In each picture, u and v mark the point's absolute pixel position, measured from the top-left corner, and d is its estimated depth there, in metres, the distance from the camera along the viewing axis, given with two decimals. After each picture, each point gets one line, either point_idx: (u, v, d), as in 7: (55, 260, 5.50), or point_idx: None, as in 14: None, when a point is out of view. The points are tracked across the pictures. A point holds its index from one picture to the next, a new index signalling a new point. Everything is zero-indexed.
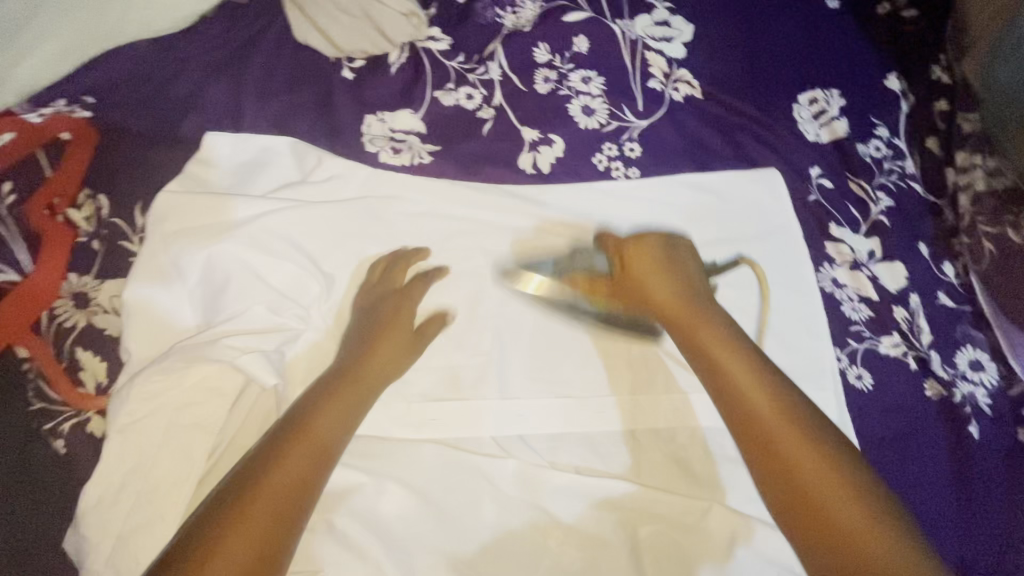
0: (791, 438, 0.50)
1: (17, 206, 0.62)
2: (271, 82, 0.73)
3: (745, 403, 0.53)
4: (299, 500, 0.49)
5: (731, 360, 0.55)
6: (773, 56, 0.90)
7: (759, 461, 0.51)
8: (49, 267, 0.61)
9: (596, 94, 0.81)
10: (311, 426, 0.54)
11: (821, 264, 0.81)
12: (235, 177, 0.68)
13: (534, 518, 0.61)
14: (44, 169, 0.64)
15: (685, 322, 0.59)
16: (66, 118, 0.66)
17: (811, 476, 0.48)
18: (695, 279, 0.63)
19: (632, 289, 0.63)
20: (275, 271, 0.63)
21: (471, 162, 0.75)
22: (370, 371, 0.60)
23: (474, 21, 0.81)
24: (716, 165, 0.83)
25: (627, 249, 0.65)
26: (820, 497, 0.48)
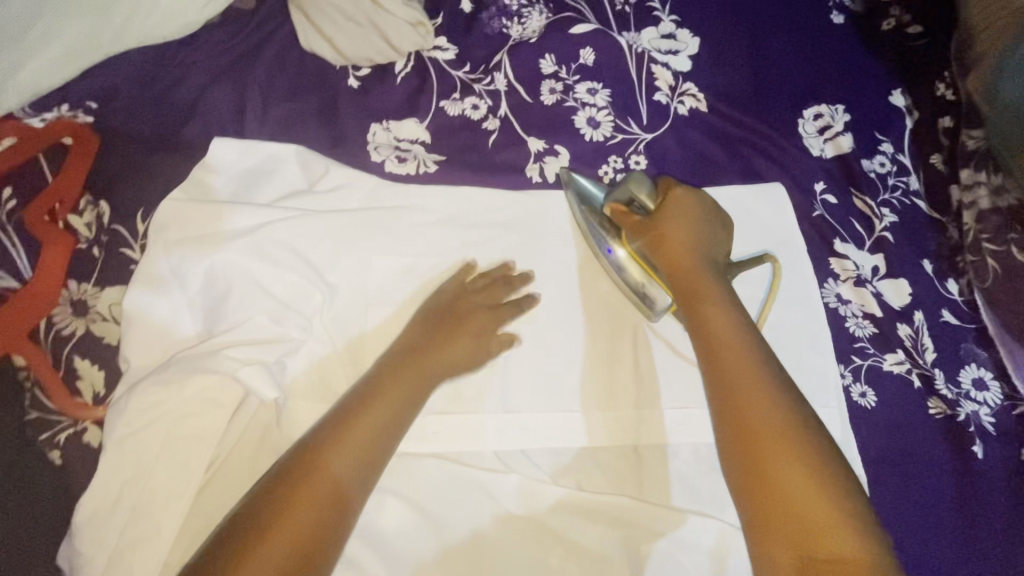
0: (760, 407, 0.53)
1: (15, 211, 0.61)
2: (276, 89, 0.72)
3: (722, 362, 0.57)
4: (331, 516, 0.49)
5: (721, 323, 0.59)
6: (778, 70, 0.90)
7: (726, 420, 0.55)
8: (49, 274, 0.60)
9: (602, 106, 0.81)
10: (346, 437, 0.53)
11: (825, 280, 0.81)
12: (238, 185, 0.67)
13: (536, 535, 0.60)
14: (46, 173, 0.63)
15: (688, 285, 0.62)
16: (69, 123, 0.65)
17: (773, 447, 0.52)
18: (713, 248, 0.65)
19: (655, 233, 0.64)
20: (277, 281, 0.63)
21: (476, 173, 0.74)
22: (402, 380, 0.58)
23: (480, 31, 0.81)
24: (721, 179, 0.83)
25: (674, 195, 0.65)
26: (775, 467, 0.51)
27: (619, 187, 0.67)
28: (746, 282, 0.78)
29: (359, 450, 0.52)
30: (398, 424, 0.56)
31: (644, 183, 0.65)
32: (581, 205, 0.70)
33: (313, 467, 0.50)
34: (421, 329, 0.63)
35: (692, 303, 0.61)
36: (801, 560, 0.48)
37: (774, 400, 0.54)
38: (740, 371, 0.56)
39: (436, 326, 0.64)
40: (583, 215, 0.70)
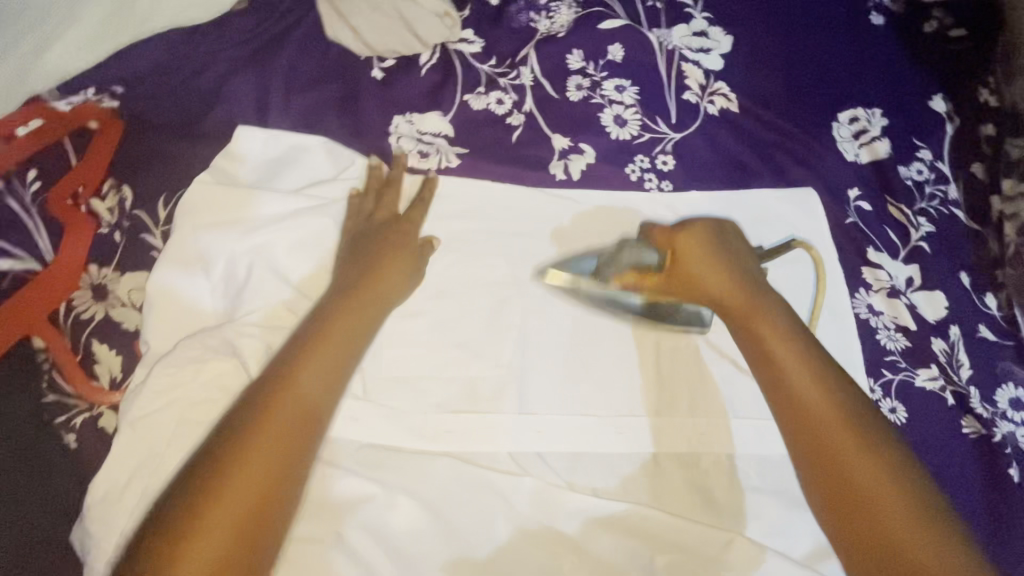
0: (847, 446, 0.51)
1: (38, 191, 0.60)
2: (301, 78, 0.72)
3: (792, 391, 0.54)
4: (276, 496, 0.45)
5: (781, 346, 0.56)
6: (813, 71, 0.87)
7: (813, 465, 0.52)
8: (70, 258, 0.60)
9: (629, 103, 0.79)
10: (270, 413, 0.47)
11: (857, 290, 0.78)
12: (260, 173, 0.67)
13: (548, 539, 0.59)
14: (70, 156, 0.63)
15: (741, 312, 0.59)
16: (96, 108, 0.65)
17: (873, 488, 0.49)
18: (748, 263, 0.62)
19: (683, 279, 0.62)
20: (299, 269, 0.62)
21: (498, 169, 0.73)
22: (334, 352, 0.53)
23: (507, 25, 0.79)
24: (751, 182, 0.80)
25: (679, 238, 0.64)
26: (873, 503, 0.49)
27: (617, 259, 0.64)
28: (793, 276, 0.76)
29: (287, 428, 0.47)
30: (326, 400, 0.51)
31: (644, 250, 0.64)
32: (580, 279, 0.66)
33: (279, 395, 0.49)
34: (344, 309, 0.56)
35: (747, 324, 0.58)
36: None
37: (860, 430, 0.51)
38: (809, 387, 0.54)
39: (365, 288, 0.59)
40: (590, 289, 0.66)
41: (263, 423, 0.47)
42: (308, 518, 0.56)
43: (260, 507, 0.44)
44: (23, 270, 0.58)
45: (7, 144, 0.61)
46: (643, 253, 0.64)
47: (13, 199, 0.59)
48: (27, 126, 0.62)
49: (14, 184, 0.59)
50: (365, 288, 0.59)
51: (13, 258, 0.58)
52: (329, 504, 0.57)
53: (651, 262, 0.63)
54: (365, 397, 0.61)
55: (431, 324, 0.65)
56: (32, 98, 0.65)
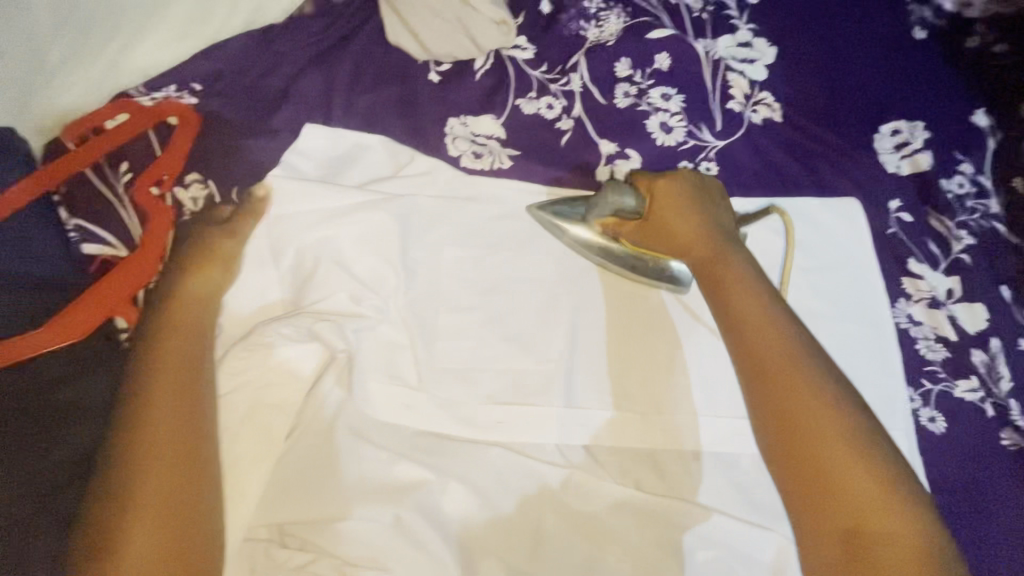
0: (799, 391, 0.54)
1: (130, 183, 0.66)
2: (362, 79, 0.75)
3: (748, 338, 0.58)
4: (187, 454, 0.51)
5: (739, 296, 0.60)
6: (856, 84, 0.88)
7: (764, 403, 0.55)
8: (154, 245, 0.64)
9: (675, 111, 0.81)
10: (145, 442, 0.49)
11: (896, 300, 0.79)
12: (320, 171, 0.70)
13: (592, 530, 0.61)
14: (154, 148, 0.68)
15: (706, 262, 0.63)
16: (176, 103, 0.69)
17: (820, 431, 0.52)
18: (719, 217, 0.66)
19: (658, 226, 0.66)
20: (363, 260, 0.66)
21: (548, 172, 0.75)
22: (181, 378, 0.54)
23: (559, 32, 0.82)
24: (793, 191, 0.82)
25: (656, 186, 0.67)
26: (812, 436, 0.52)
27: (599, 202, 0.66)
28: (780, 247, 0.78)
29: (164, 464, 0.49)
30: (188, 432, 0.52)
31: (624, 192, 0.65)
32: (570, 216, 0.68)
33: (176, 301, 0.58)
34: (170, 332, 0.56)
35: (713, 278, 0.62)
36: (848, 532, 0.49)
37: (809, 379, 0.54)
38: (763, 335, 0.57)
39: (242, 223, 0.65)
40: (572, 232, 0.68)
41: (140, 466, 0.48)
42: (366, 498, 0.59)
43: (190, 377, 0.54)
44: (113, 256, 0.65)
45: (97, 138, 0.67)
46: (623, 198, 0.66)
47: (107, 189, 0.66)
48: (116, 120, 0.69)
49: (109, 175, 0.66)
50: (191, 311, 0.59)
51: (108, 246, 0.65)
52: (386, 485, 0.60)
53: (631, 206, 0.66)
54: (418, 386, 0.64)
55: (483, 318, 0.67)
56: (121, 93, 0.70)
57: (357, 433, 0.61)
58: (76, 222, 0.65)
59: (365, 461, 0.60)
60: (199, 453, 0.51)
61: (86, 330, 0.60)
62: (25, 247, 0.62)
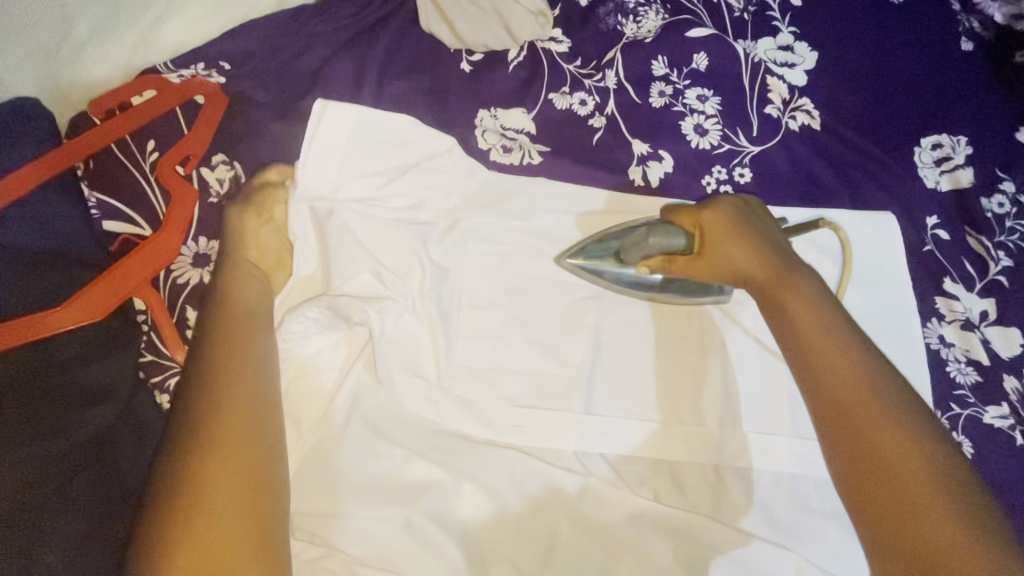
0: (881, 428, 0.51)
1: (155, 162, 0.66)
2: (392, 67, 0.73)
3: (818, 364, 0.54)
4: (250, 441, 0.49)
5: (806, 318, 0.56)
6: (900, 93, 0.85)
7: (836, 433, 0.52)
8: (174, 227, 0.64)
9: (710, 113, 0.78)
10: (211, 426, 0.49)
11: (928, 319, 0.77)
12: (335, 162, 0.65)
13: (604, 541, 0.59)
14: (181, 127, 0.67)
15: (776, 288, 0.58)
16: (203, 82, 0.68)
17: (901, 466, 0.49)
18: (773, 235, 0.62)
19: (710, 266, 0.61)
20: (384, 251, 0.65)
21: (577, 169, 0.73)
22: (248, 363, 0.53)
23: (595, 26, 0.79)
24: (827, 202, 0.79)
25: (703, 220, 0.61)
26: (885, 464, 0.50)
27: (639, 243, 0.61)
28: (815, 257, 0.77)
29: (242, 447, 0.48)
30: (257, 418, 0.51)
31: (673, 233, 0.60)
32: (602, 259, 0.65)
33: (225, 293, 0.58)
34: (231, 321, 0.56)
35: (777, 301, 0.58)
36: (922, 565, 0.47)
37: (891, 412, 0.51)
38: (835, 364, 0.54)
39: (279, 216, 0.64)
40: (612, 273, 0.65)
41: (219, 445, 0.48)
42: (379, 496, 0.58)
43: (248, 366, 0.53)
44: (134, 235, 0.65)
45: (122, 114, 0.65)
46: (671, 237, 0.61)
47: (132, 167, 0.65)
48: (141, 96, 0.68)
49: (135, 154, 0.66)
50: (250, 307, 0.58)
51: (131, 224, 0.65)
52: (398, 484, 0.58)
53: (679, 246, 0.61)
54: (437, 383, 0.63)
55: (505, 317, 0.66)
56: (151, 69, 0.70)
57: (374, 429, 0.60)
58: (96, 197, 0.65)
59: (379, 458, 0.59)
60: (267, 439, 0.51)
61: (105, 310, 0.59)
62: (44, 220, 0.60)
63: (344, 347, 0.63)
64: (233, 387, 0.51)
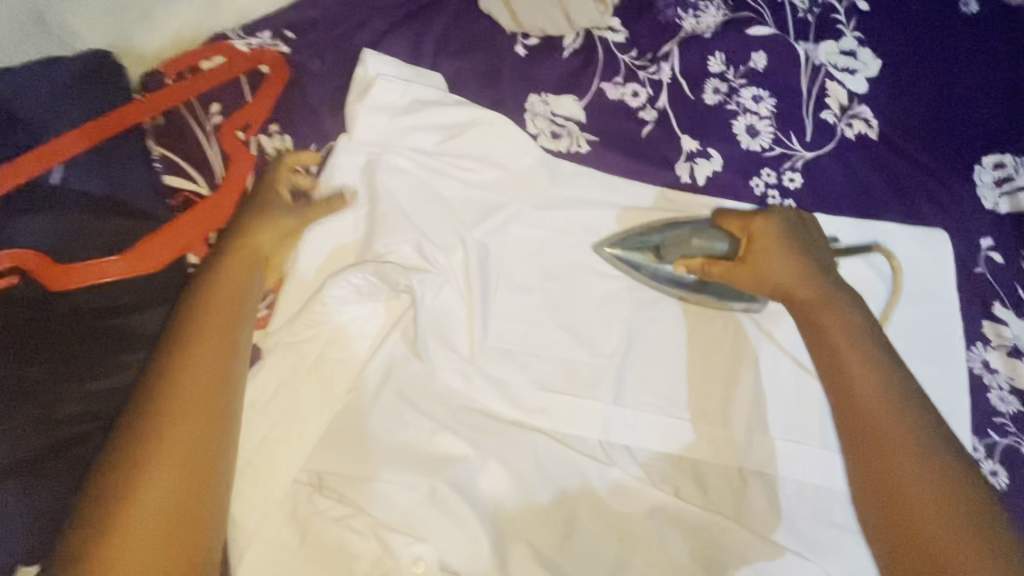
0: (902, 443, 0.51)
1: (218, 125, 0.68)
2: (448, 47, 0.74)
3: (846, 376, 0.55)
4: (205, 439, 0.48)
5: (837, 333, 0.56)
6: (964, 109, 0.81)
7: (856, 441, 0.53)
8: (235, 181, 0.65)
9: (764, 115, 0.77)
10: (167, 419, 0.48)
11: (973, 343, 0.75)
12: (385, 132, 0.65)
13: (623, 528, 0.60)
14: (244, 94, 0.69)
15: (815, 314, 0.58)
16: (270, 51, 0.70)
17: (914, 479, 0.50)
18: (820, 253, 0.61)
19: (750, 274, 0.60)
20: (428, 223, 0.65)
21: (623, 161, 0.73)
22: (214, 363, 0.51)
23: (654, 18, 0.78)
24: (877, 214, 0.77)
25: (753, 228, 0.61)
26: (901, 476, 0.50)
27: (681, 242, 0.62)
28: (860, 271, 0.74)
29: (190, 441, 0.48)
30: (217, 414, 0.50)
31: (716, 236, 0.61)
32: (641, 253, 0.66)
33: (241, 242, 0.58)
34: (212, 301, 0.54)
35: (813, 318, 0.58)
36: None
37: (924, 456, 0.50)
38: (866, 378, 0.54)
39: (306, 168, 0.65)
40: (648, 269, 0.66)
41: (152, 463, 0.46)
42: (406, 466, 0.59)
43: (219, 352, 0.52)
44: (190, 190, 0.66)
45: (193, 78, 0.68)
46: (713, 240, 0.61)
47: (195, 127, 0.67)
48: (212, 62, 0.70)
49: (199, 115, 0.68)
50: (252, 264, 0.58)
51: (187, 180, 0.66)
52: (425, 455, 0.60)
53: (722, 251, 0.61)
54: (469, 361, 0.63)
55: (541, 302, 0.67)
56: (221, 34, 0.72)
57: (404, 400, 0.62)
58: (160, 151, 0.66)
59: (408, 427, 0.61)
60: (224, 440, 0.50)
61: (155, 263, 0.61)
62: (109, 166, 0.63)
63: (381, 316, 0.63)
64: (205, 376, 0.50)
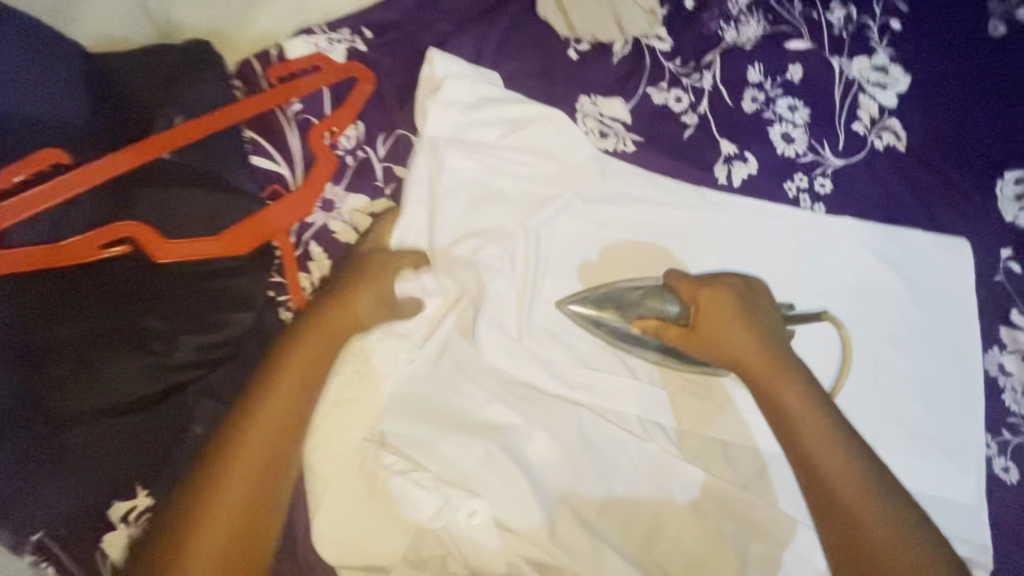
0: (875, 524, 0.50)
1: (307, 126, 0.73)
2: (506, 49, 0.80)
3: (808, 450, 0.54)
4: (272, 482, 0.51)
5: (796, 407, 0.56)
6: (991, 124, 0.85)
7: (829, 519, 0.52)
8: (318, 177, 0.71)
9: (799, 123, 0.82)
10: (238, 457, 0.50)
11: (990, 346, 0.79)
12: (454, 125, 0.72)
13: (657, 499, 0.65)
14: (332, 103, 0.74)
15: (771, 381, 0.58)
16: (362, 66, 0.75)
17: (887, 559, 0.49)
18: (768, 322, 0.62)
19: (701, 340, 0.61)
20: (486, 211, 0.71)
21: (665, 162, 0.78)
22: (291, 406, 0.54)
23: (698, 29, 0.84)
24: (903, 221, 0.82)
25: (702, 296, 0.61)
26: (879, 557, 0.49)
27: (638, 303, 0.64)
28: (884, 275, 0.79)
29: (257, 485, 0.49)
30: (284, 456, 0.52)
31: (666, 298, 0.62)
32: (601, 309, 0.67)
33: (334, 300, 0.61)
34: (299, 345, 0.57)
35: (772, 393, 0.58)
36: None
37: (896, 534, 0.50)
38: (833, 457, 0.53)
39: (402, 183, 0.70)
40: (608, 326, 0.67)
41: (219, 509, 0.47)
42: (460, 430, 0.64)
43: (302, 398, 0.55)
44: (275, 173, 0.72)
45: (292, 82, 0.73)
46: (665, 304, 0.62)
47: (283, 122, 0.73)
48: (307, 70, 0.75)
49: (287, 110, 0.73)
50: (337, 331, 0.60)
51: (271, 163, 0.72)
52: (477, 422, 0.65)
53: (673, 314, 0.62)
54: (517, 340, 0.69)
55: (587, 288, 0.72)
56: (306, 28, 0.78)
57: (459, 371, 0.67)
58: (251, 134, 0.72)
59: (463, 395, 0.66)
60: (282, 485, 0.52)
61: (240, 250, 0.66)
62: (208, 146, 0.68)
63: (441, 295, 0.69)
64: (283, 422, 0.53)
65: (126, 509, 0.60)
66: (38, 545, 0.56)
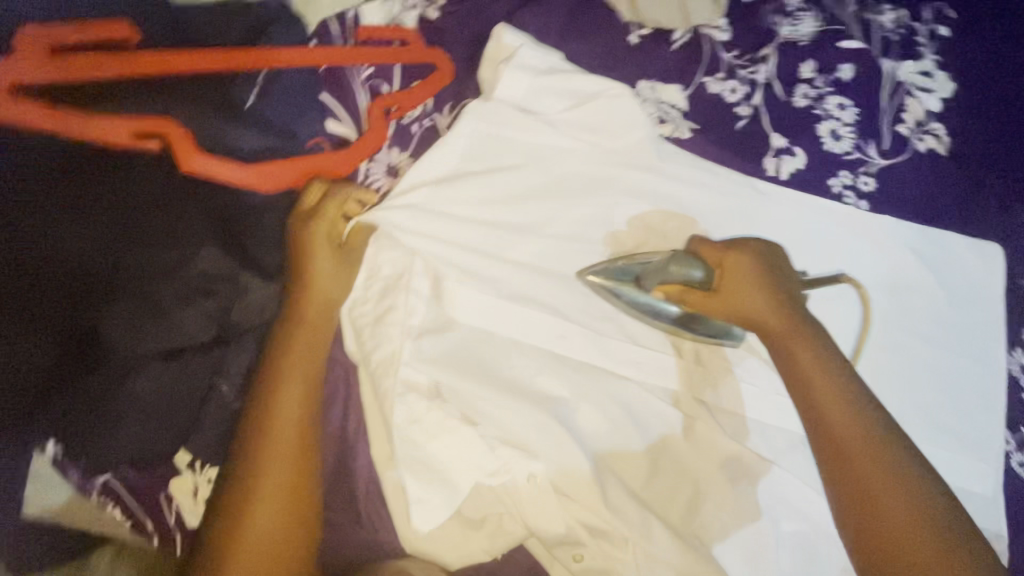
0: (875, 466, 0.55)
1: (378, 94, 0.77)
2: (570, 32, 0.82)
3: (818, 408, 0.59)
4: (293, 423, 0.61)
5: (808, 367, 0.61)
6: None
7: (834, 469, 0.57)
8: (377, 137, 0.75)
9: (847, 122, 0.83)
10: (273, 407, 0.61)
11: (1014, 347, 0.82)
12: (524, 91, 0.74)
13: (699, 476, 0.67)
14: (408, 78, 0.79)
15: (785, 338, 0.62)
16: (444, 53, 0.80)
17: (885, 495, 0.54)
18: (788, 286, 0.65)
19: (722, 302, 0.65)
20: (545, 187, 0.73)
21: (717, 150, 0.80)
22: (300, 359, 0.64)
23: (755, 23, 0.86)
24: (938, 222, 0.84)
25: (726, 260, 0.66)
26: (879, 498, 0.54)
27: (662, 269, 0.65)
28: (919, 273, 0.82)
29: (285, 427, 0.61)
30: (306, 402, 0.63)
31: (692, 263, 0.65)
32: (624, 280, 0.69)
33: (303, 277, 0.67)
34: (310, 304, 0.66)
35: (787, 352, 0.62)
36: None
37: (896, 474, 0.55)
38: (838, 414, 0.58)
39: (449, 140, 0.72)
40: (630, 296, 0.69)
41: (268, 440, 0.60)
42: (515, 396, 0.66)
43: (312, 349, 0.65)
44: (342, 132, 0.76)
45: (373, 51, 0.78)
46: (691, 269, 0.65)
47: (358, 87, 0.77)
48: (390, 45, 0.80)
49: (361, 76, 0.78)
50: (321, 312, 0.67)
51: (338, 122, 0.77)
52: (529, 390, 0.67)
53: (698, 278, 0.65)
54: (568, 316, 0.71)
55: None
56: None
57: (511, 339, 0.69)
58: (326, 94, 0.77)
59: (515, 363, 0.69)
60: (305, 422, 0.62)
61: (273, 183, 0.71)
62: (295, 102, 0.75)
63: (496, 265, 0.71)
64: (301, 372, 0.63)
65: (190, 456, 0.67)
66: (105, 487, 0.65)
